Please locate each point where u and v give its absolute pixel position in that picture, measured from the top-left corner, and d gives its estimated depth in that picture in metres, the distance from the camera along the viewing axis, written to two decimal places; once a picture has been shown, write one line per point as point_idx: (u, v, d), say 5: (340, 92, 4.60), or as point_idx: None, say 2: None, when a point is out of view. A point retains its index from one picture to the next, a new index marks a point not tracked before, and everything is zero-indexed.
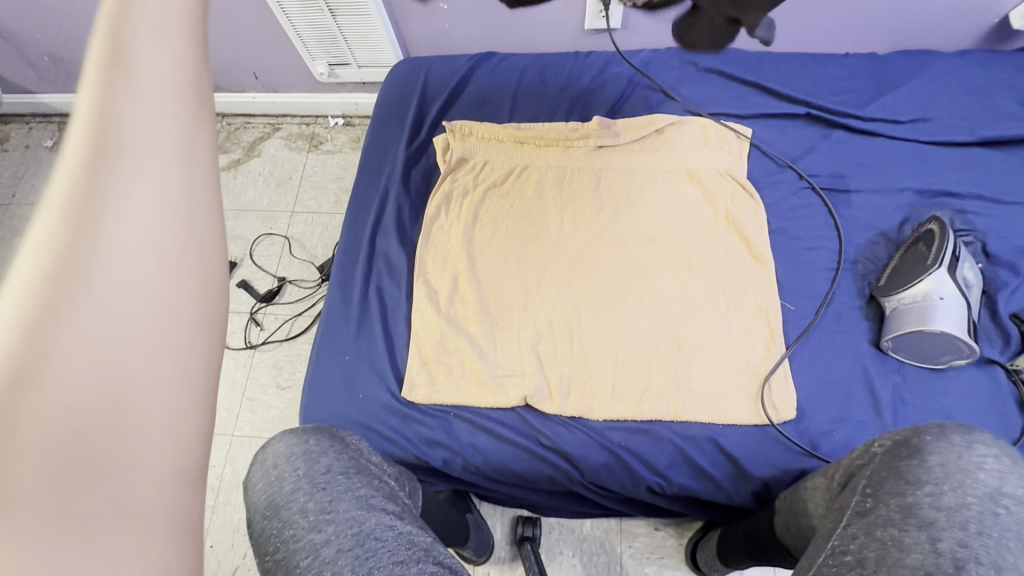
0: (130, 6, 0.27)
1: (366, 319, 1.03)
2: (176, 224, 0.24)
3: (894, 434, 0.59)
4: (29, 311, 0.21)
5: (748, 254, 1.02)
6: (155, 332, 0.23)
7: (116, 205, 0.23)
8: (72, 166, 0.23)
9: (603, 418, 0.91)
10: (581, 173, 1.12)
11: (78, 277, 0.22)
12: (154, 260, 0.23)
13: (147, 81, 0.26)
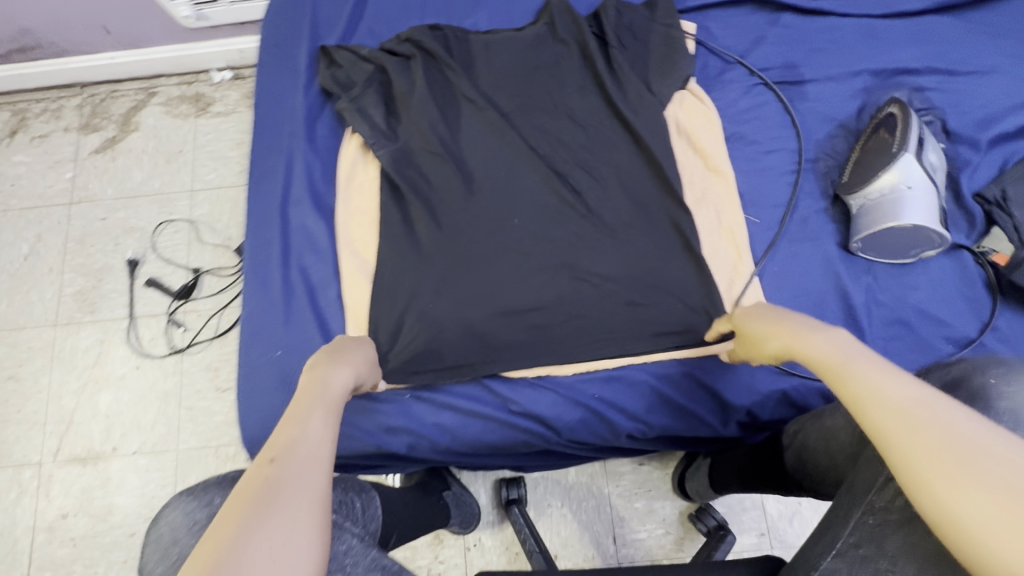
0: (322, 374, 0.65)
1: (294, 304, 0.90)
2: (328, 444, 0.53)
3: (946, 375, 0.56)
4: (272, 458, 0.48)
5: (705, 168, 0.94)
6: (318, 475, 0.48)
7: (311, 429, 0.53)
8: (289, 420, 0.54)
9: (573, 372, 0.84)
10: (517, 103, 0.97)
11: (291, 451, 0.49)
12: (325, 452, 0.51)
13: (325, 395, 0.60)
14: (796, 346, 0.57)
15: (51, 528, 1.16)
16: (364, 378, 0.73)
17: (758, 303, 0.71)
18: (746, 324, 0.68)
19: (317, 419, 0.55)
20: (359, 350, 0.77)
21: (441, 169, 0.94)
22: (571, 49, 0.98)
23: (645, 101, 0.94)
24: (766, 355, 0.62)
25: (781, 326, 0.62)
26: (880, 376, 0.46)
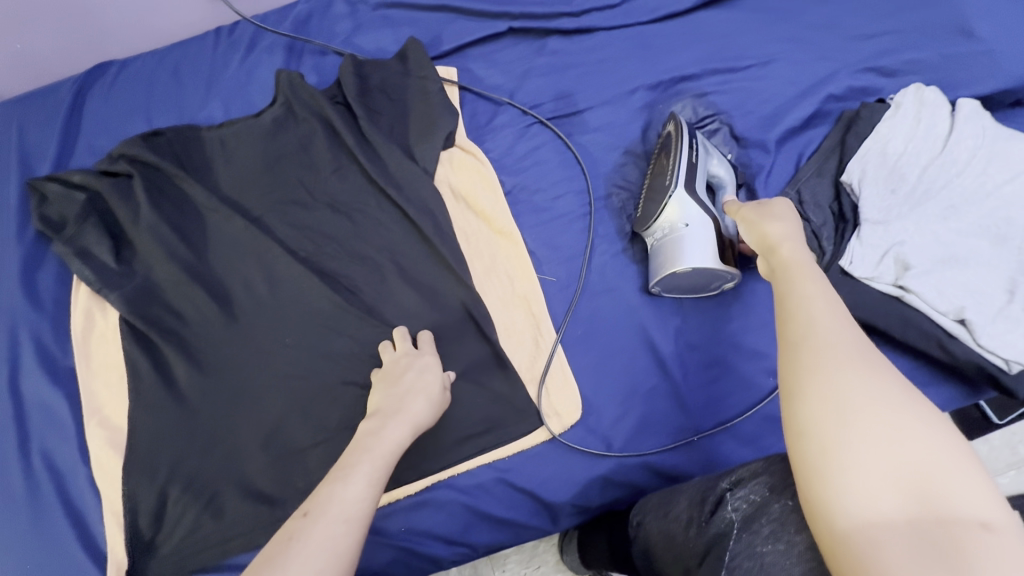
0: (391, 408, 0.66)
1: (38, 501, 0.75)
2: (364, 497, 0.56)
3: (749, 495, 0.55)
4: (308, 504, 0.55)
5: (490, 231, 0.84)
6: (338, 533, 0.52)
7: (350, 482, 0.57)
8: (362, 452, 0.61)
9: (372, 509, 0.72)
10: (268, 203, 0.85)
11: (325, 502, 0.55)
12: (353, 506, 0.55)
13: (379, 437, 0.62)
14: (789, 238, 0.60)
15: None
16: (427, 416, 0.67)
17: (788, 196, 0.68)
18: (763, 206, 0.65)
19: (358, 476, 0.58)
20: (419, 379, 0.70)
21: (194, 297, 0.81)
22: (319, 126, 0.86)
23: (407, 171, 0.83)
24: (764, 231, 0.62)
25: (795, 224, 0.63)
26: (824, 294, 0.52)
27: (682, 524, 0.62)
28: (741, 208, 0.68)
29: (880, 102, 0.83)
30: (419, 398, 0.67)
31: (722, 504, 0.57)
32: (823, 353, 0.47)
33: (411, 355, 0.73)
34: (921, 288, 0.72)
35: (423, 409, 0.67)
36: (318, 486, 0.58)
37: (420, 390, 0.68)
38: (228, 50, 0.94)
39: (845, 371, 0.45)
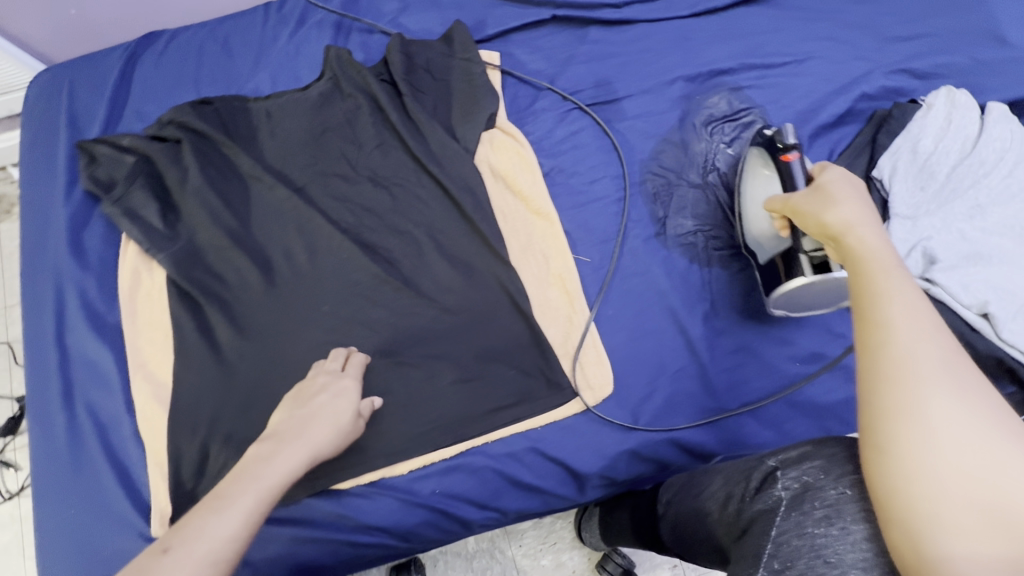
0: (284, 435, 0.66)
1: (84, 450, 0.78)
2: (229, 538, 0.54)
3: (800, 476, 0.57)
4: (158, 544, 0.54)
5: (527, 211, 0.86)
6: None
7: (212, 518, 0.55)
8: (237, 484, 0.59)
9: (407, 471, 0.75)
10: (312, 175, 0.87)
11: (175, 544, 0.53)
12: (206, 550, 0.53)
13: (267, 465, 0.62)
14: (849, 225, 0.59)
15: None
16: (325, 446, 0.67)
17: (847, 179, 0.65)
18: (818, 193, 0.64)
19: (229, 510, 0.56)
20: (327, 405, 0.70)
21: (236, 263, 0.84)
22: (366, 101, 0.88)
23: (448, 147, 0.86)
24: (823, 218, 0.61)
25: (858, 208, 0.61)
26: (906, 297, 0.51)
27: (717, 500, 0.65)
28: (795, 198, 0.67)
29: (912, 103, 0.86)
30: (324, 426, 0.68)
31: (766, 482, 0.60)
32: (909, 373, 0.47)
33: (331, 376, 0.74)
34: (947, 282, 0.74)
35: (322, 440, 0.67)
36: (187, 517, 0.56)
37: (327, 417, 0.69)
38: (278, 24, 0.97)
39: (931, 391, 0.45)
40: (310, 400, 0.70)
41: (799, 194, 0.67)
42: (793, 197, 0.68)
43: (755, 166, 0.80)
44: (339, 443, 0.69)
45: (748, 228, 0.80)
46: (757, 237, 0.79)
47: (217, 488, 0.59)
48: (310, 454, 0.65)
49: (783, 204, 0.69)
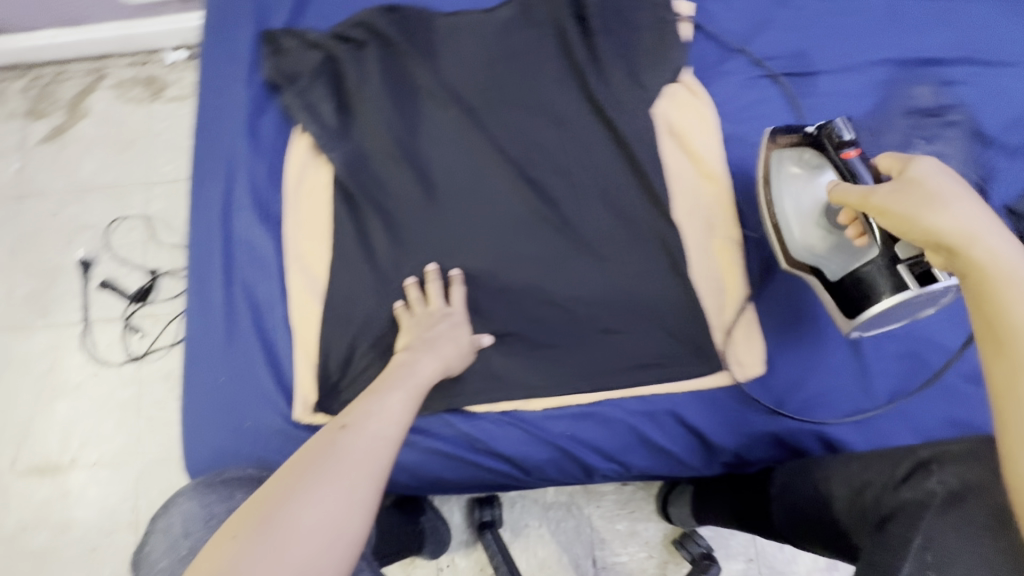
0: (420, 348, 0.71)
1: (238, 327, 0.82)
2: (400, 422, 0.60)
3: (959, 472, 0.53)
4: (335, 420, 0.58)
5: (697, 175, 0.82)
6: (373, 449, 0.55)
7: (381, 405, 0.60)
8: (392, 383, 0.65)
9: (541, 408, 0.76)
10: (487, 102, 0.86)
11: (360, 421, 0.58)
12: (388, 427, 0.58)
13: (412, 370, 0.68)
14: (964, 228, 0.51)
15: (9, 540, 1.13)
16: (454, 364, 0.73)
17: (940, 168, 0.56)
18: (912, 192, 0.54)
19: (395, 399, 0.62)
20: (449, 331, 0.75)
21: (399, 176, 0.84)
22: (550, 33, 0.85)
23: (629, 96, 0.82)
24: (930, 223, 0.52)
25: (973, 206, 0.52)
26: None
27: (850, 482, 0.62)
28: (877, 197, 0.57)
29: None
30: (449, 347, 0.73)
31: (917, 473, 0.56)
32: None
33: (443, 311, 0.76)
34: None
35: (450, 358, 0.72)
36: (355, 404, 0.61)
37: (449, 340, 0.73)
38: None
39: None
40: (433, 324, 0.75)
41: (882, 189, 0.57)
42: (875, 195, 0.57)
43: (796, 170, 0.72)
44: (455, 368, 0.74)
45: (797, 237, 0.72)
46: (823, 245, 0.70)
47: (371, 387, 0.65)
48: (444, 367, 0.72)
49: (860, 201, 0.59)
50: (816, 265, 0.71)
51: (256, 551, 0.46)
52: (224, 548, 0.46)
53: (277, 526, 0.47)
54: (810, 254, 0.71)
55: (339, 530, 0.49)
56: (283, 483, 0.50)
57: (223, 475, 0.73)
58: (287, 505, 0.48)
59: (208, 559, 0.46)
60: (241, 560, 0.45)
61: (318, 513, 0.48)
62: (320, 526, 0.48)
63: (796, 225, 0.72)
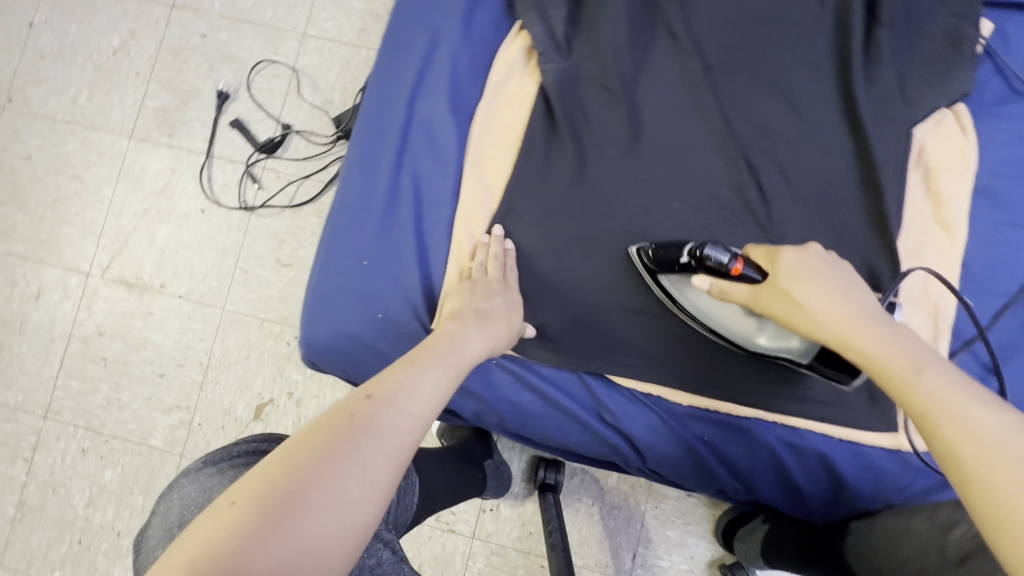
0: (469, 319, 0.65)
1: (395, 215, 0.77)
2: (434, 403, 0.55)
3: None
4: (367, 387, 0.53)
5: (930, 218, 0.73)
6: (404, 433, 0.50)
7: (416, 381, 0.55)
8: (430, 353, 0.59)
9: (688, 404, 0.71)
10: (731, 61, 0.75)
11: (394, 396, 0.52)
12: (422, 408, 0.53)
13: (459, 346, 0.61)
14: (852, 316, 0.52)
15: (86, 340, 1.14)
16: (500, 342, 0.66)
17: (806, 249, 0.57)
18: (782, 284, 0.56)
19: (430, 373, 0.56)
20: (503, 310, 0.68)
21: (606, 113, 0.76)
22: (826, 9, 0.74)
23: (895, 107, 0.72)
24: (810, 320, 0.54)
25: (838, 292, 0.54)
26: (945, 410, 0.44)
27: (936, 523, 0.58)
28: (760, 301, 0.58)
29: None
30: (501, 329, 0.67)
31: None
32: (1003, 520, 0.38)
33: (496, 287, 0.70)
34: None
35: (496, 338, 0.66)
36: (386, 371, 0.55)
37: (503, 319, 0.67)
38: None
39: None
40: (477, 296, 0.68)
41: (757, 297, 0.59)
42: (759, 295, 0.58)
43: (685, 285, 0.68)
44: (500, 350, 0.67)
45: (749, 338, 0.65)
46: (770, 333, 0.63)
47: (407, 354, 0.58)
48: (491, 343, 0.65)
49: (750, 300, 0.59)
50: (785, 353, 0.64)
51: (256, 530, 0.41)
52: (222, 518, 0.42)
53: (286, 508, 0.43)
54: (772, 346, 0.64)
55: (351, 522, 0.45)
56: (295, 454, 0.46)
57: (227, 452, 0.65)
58: (302, 486, 0.44)
59: (203, 526, 0.42)
60: (242, 536, 0.41)
61: (329, 497, 0.45)
62: (334, 511, 0.44)
63: (729, 331, 0.66)
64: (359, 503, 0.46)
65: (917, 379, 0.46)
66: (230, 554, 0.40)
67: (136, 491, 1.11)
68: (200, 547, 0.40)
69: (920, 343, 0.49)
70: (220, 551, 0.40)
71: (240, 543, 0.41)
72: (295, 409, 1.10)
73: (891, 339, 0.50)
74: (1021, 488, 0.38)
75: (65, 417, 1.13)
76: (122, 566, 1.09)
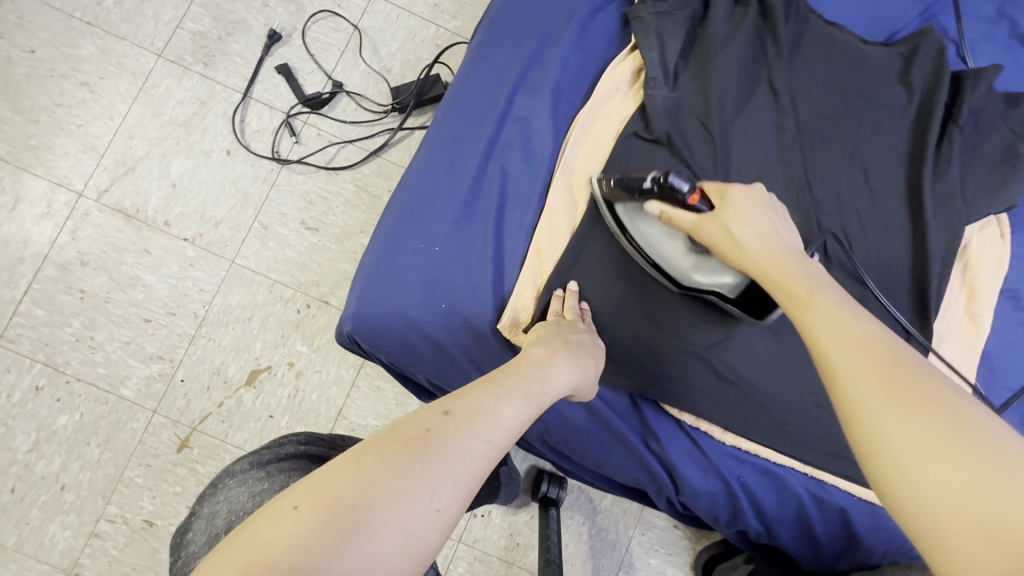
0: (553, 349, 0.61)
1: (477, 204, 0.74)
2: (512, 434, 0.50)
3: None
4: (445, 400, 0.48)
5: (962, 308, 0.80)
6: (479, 459, 0.46)
7: (499, 407, 0.50)
8: (507, 378, 0.54)
9: (731, 444, 0.73)
10: (819, 128, 0.80)
11: (477, 419, 0.47)
12: (502, 437, 0.48)
13: (540, 379, 0.57)
14: (768, 248, 0.58)
15: (64, 267, 1.02)
16: (581, 383, 0.62)
17: (750, 189, 0.63)
18: (723, 218, 0.61)
19: (512, 401, 0.51)
20: (586, 347, 0.65)
21: (701, 148, 0.77)
22: (910, 101, 0.81)
23: (953, 203, 0.79)
24: (741, 252, 0.59)
25: (766, 231, 0.59)
26: (822, 316, 0.47)
27: None
28: (704, 224, 0.63)
29: None
30: (588, 362, 0.64)
31: None
32: (850, 403, 0.41)
33: (579, 330, 0.67)
34: None
35: (582, 372, 0.62)
36: (464, 391, 0.51)
37: (590, 354, 0.65)
38: None
39: (915, 371, 0.41)
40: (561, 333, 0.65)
41: (703, 221, 0.63)
42: (702, 228, 0.63)
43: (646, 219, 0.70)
44: (585, 387, 0.64)
45: (687, 271, 0.69)
46: (708, 268, 0.68)
47: (490, 376, 0.54)
48: (574, 381, 0.61)
49: (693, 231, 0.64)
50: (716, 288, 0.69)
51: (316, 543, 0.36)
52: (283, 521, 0.37)
53: (345, 517, 0.38)
54: (705, 282, 0.69)
55: (408, 550, 0.40)
56: (364, 461, 0.41)
57: (274, 452, 0.65)
58: (362, 492, 0.39)
59: (263, 528, 0.36)
60: (302, 545, 0.36)
61: (392, 517, 0.39)
62: (393, 532, 0.39)
63: (670, 265, 0.70)
64: (419, 527, 0.40)
65: (810, 298, 0.50)
66: (286, 565, 0.35)
67: (92, 442, 0.99)
68: (256, 553, 0.35)
69: (817, 267, 0.55)
70: (276, 559, 0.35)
71: (299, 556, 0.35)
72: (293, 381, 1.03)
73: (797, 268, 0.55)
74: (868, 381, 0.41)
75: (22, 348, 1.00)
76: (60, 524, 0.97)
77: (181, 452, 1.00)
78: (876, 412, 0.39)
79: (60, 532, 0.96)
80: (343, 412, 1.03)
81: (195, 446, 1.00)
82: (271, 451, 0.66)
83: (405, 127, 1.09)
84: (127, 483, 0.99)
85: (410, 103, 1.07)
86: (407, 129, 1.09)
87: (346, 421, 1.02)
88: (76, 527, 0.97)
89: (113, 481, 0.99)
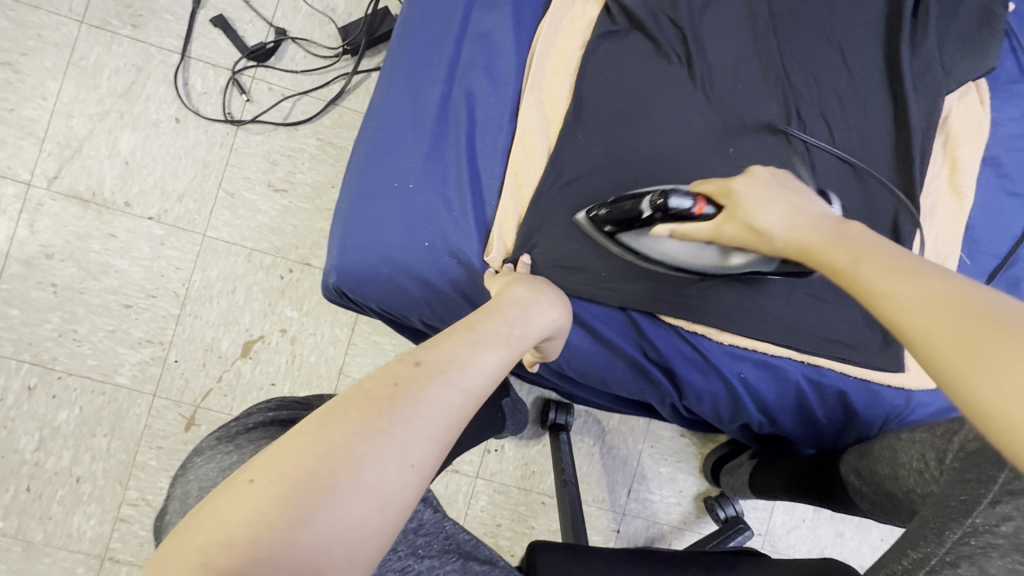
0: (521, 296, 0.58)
1: (447, 133, 0.71)
2: (490, 381, 0.46)
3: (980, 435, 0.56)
4: (414, 351, 0.44)
5: (945, 182, 0.79)
6: (455, 409, 0.42)
7: (473, 352, 0.46)
8: (477, 326, 0.50)
9: (729, 345, 0.74)
10: (793, 9, 0.76)
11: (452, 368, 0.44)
12: (477, 384, 0.45)
13: (517, 326, 0.53)
14: (798, 228, 0.56)
15: (29, 263, 0.98)
16: (557, 325, 0.60)
17: (750, 177, 0.62)
18: (740, 217, 0.60)
19: (490, 348, 0.48)
20: (555, 290, 0.64)
21: (673, 45, 0.74)
22: None
23: (932, 74, 0.77)
24: (770, 237, 0.58)
25: (791, 209, 0.58)
26: (879, 281, 0.45)
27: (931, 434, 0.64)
28: (723, 229, 0.62)
29: None
30: (561, 299, 0.63)
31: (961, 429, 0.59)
32: (931, 356, 0.38)
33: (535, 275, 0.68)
34: None
35: (557, 310, 0.61)
36: (438, 339, 0.47)
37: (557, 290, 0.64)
38: None
39: (993, 307, 0.37)
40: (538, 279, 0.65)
41: (723, 229, 0.62)
42: (722, 233, 0.62)
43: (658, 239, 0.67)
44: (562, 331, 0.64)
45: (724, 262, 0.68)
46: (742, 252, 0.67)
47: (467, 321, 0.51)
48: (547, 321, 0.58)
49: (712, 236, 0.63)
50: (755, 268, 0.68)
51: (278, 516, 0.34)
52: (241, 497, 0.34)
53: (307, 496, 0.35)
54: (742, 267, 0.68)
55: (384, 511, 0.37)
56: (325, 425, 0.38)
57: (241, 425, 0.64)
58: (327, 466, 0.36)
59: (219, 504, 0.34)
60: (264, 517, 0.33)
61: (363, 480, 0.37)
62: (364, 496, 0.36)
63: (700, 265, 0.68)
64: (394, 489, 0.38)
65: (855, 266, 0.48)
66: (247, 542, 0.33)
67: (98, 433, 0.99)
68: (214, 531, 0.33)
69: (858, 227, 0.52)
70: (235, 537, 0.33)
71: (260, 530, 0.33)
72: (289, 347, 1.02)
73: (826, 241, 0.53)
74: (949, 338, 0.37)
75: (4, 350, 0.97)
76: (84, 515, 0.98)
77: (189, 431, 1.00)
78: (967, 365, 0.35)
79: (85, 521, 0.98)
80: (344, 369, 1.03)
81: (203, 422, 1.00)
82: (242, 423, 0.64)
83: (360, 70, 1.03)
84: (142, 467, 0.99)
85: (362, 43, 1.01)
86: (363, 72, 1.03)
87: (349, 378, 1.03)
88: (100, 515, 0.98)
89: (128, 467, 0.99)
